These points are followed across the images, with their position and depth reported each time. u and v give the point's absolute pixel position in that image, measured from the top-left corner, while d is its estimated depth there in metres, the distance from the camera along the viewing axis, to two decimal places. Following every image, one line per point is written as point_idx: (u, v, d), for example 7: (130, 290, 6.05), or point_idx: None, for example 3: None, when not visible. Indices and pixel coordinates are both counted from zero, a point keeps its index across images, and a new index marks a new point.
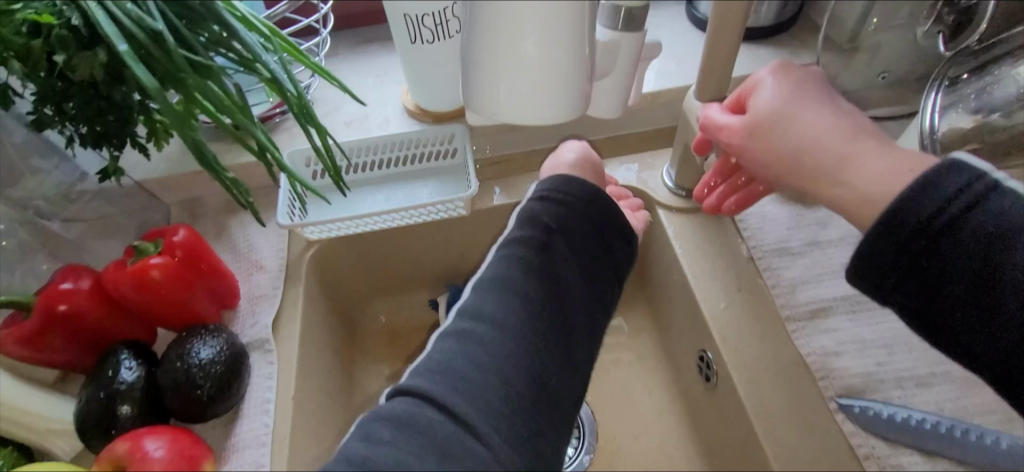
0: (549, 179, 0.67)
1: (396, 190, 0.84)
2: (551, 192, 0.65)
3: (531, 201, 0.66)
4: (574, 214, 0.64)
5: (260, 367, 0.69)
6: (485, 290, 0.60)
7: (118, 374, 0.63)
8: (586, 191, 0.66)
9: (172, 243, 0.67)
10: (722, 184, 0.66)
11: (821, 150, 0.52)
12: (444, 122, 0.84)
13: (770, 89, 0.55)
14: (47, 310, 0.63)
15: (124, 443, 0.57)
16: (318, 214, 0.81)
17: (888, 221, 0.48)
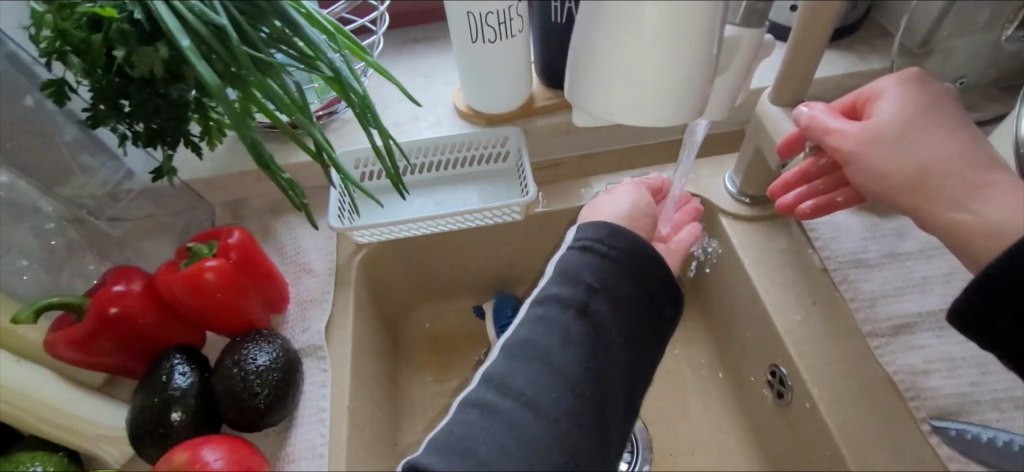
0: (588, 227, 0.61)
1: (448, 195, 0.81)
2: (596, 244, 0.60)
3: (569, 252, 0.60)
4: (619, 271, 0.59)
5: (314, 374, 0.67)
6: (516, 357, 0.56)
7: (171, 380, 0.60)
8: (631, 248, 0.60)
9: (227, 245, 0.65)
10: (804, 185, 0.64)
11: (933, 174, 0.54)
12: (496, 124, 0.80)
13: (894, 102, 0.56)
14: (99, 314, 0.61)
15: (182, 453, 0.54)
16: (368, 217, 0.79)
17: (999, 265, 0.51)
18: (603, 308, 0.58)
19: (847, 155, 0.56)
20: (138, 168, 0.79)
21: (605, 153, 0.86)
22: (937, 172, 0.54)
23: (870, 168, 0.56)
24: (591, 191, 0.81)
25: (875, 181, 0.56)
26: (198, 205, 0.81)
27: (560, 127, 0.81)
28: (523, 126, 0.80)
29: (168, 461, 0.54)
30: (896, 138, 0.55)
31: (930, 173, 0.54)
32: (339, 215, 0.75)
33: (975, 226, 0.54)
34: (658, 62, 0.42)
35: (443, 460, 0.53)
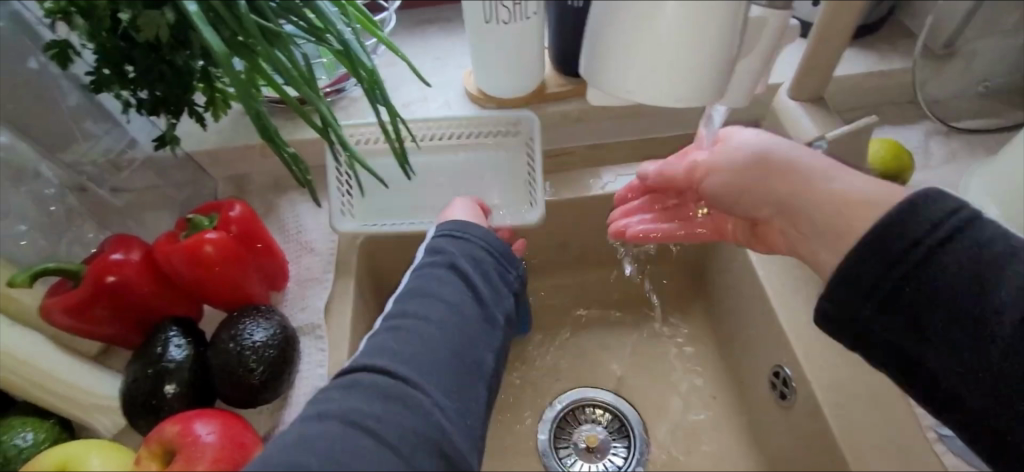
0: (447, 222, 0.63)
1: (455, 181, 0.78)
2: (457, 231, 0.61)
3: (430, 243, 0.61)
4: (480, 250, 0.60)
5: (312, 353, 0.66)
6: (412, 294, 0.56)
7: (166, 352, 0.60)
8: (487, 235, 0.61)
9: (229, 218, 0.64)
10: (654, 210, 0.70)
11: (805, 167, 0.53)
12: (508, 109, 0.79)
13: (750, 132, 0.59)
14: (97, 281, 0.60)
15: (173, 425, 0.52)
16: (370, 195, 0.77)
17: (881, 232, 0.47)
18: (468, 269, 0.58)
19: (772, 161, 0.55)
20: (142, 138, 0.77)
21: (615, 143, 0.84)
22: (790, 169, 0.54)
23: (716, 181, 0.60)
24: (597, 180, 0.81)
25: (727, 191, 0.59)
26: (200, 178, 0.80)
27: (571, 114, 0.79)
28: (534, 112, 0.78)
29: (159, 433, 0.53)
30: (765, 149, 0.56)
31: (824, 172, 0.53)
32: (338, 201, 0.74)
33: (836, 198, 0.51)
34: (675, 57, 0.41)
35: (368, 371, 0.50)
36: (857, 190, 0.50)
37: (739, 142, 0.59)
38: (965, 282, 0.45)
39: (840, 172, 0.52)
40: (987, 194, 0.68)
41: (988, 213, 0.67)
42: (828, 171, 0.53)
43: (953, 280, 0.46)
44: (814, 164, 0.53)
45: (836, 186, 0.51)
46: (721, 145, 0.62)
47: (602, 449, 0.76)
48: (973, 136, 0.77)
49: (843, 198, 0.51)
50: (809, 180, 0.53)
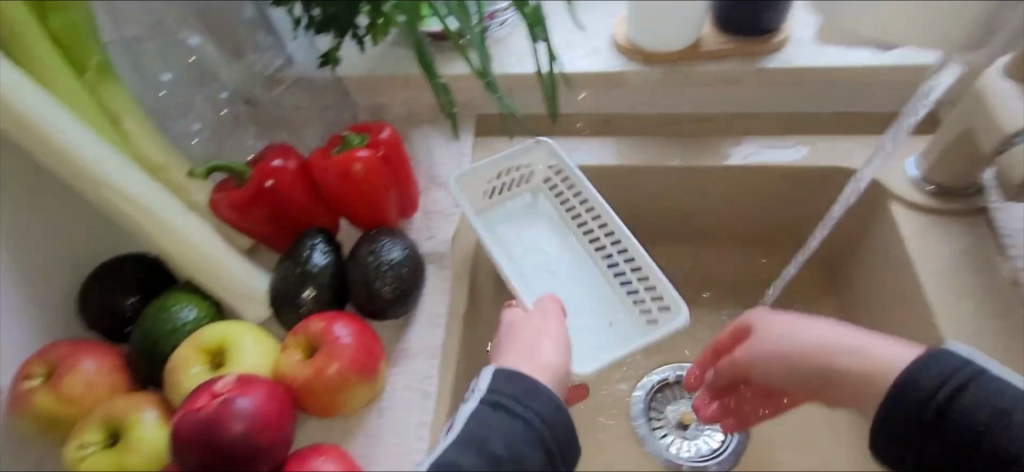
0: (503, 375, 0.53)
1: (568, 264, 0.72)
2: (502, 399, 0.51)
3: (478, 407, 0.52)
4: (520, 433, 0.50)
5: (435, 281, 0.68)
6: (466, 447, 0.50)
7: (311, 256, 0.64)
8: (555, 412, 0.52)
9: (377, 140, 0.66)
10: (714, 401, 0.62)
11: (832, 343, 0.52)
12: (657, 63, 0.74)
13: (774, 318, 0.55)
14: (258, 184, 0.65)
15: (319, 322, 0.57)
16: (503, 209, 0.75)
17: (901, 391, 0.48)
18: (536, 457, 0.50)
19: (817, 356, 0.52)
20: (298, 56, 0.79)
21: (763, 115, 0.78)
22: (845, 337, 0.52)
23: (771, 374, 0.54)
24: (738, 147, 0.75)
25: (784, 375, 0.53)
26: (344, 103, 0.81)
27: (726, 76, 0.73)
28: (684, 70, 0.73)
29: (305, 326, 0.57)
30: (786, 328, 0.54)
31: (831, 344, 0.52)
32: (491, 183, 0.74)
33: (870, 377, 0.50)
34: (927, 11, 0.57)
35: None
36: (878, 350, 0.50)
37: (766, 324, 0.55)
38: (962, 443, 0.47)
39: (849, 335, 0.52)
40: None
41: None
42: (855, 344, 0.52)
43: (960, 439, 0.47)
44: (817, 341, 0.52)
45: (847, 364, 0.51)
46: (754, 341, 0.55)
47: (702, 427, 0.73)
48: None
49: (874, 365, 0.50)
50: (837, 351, 0.51)
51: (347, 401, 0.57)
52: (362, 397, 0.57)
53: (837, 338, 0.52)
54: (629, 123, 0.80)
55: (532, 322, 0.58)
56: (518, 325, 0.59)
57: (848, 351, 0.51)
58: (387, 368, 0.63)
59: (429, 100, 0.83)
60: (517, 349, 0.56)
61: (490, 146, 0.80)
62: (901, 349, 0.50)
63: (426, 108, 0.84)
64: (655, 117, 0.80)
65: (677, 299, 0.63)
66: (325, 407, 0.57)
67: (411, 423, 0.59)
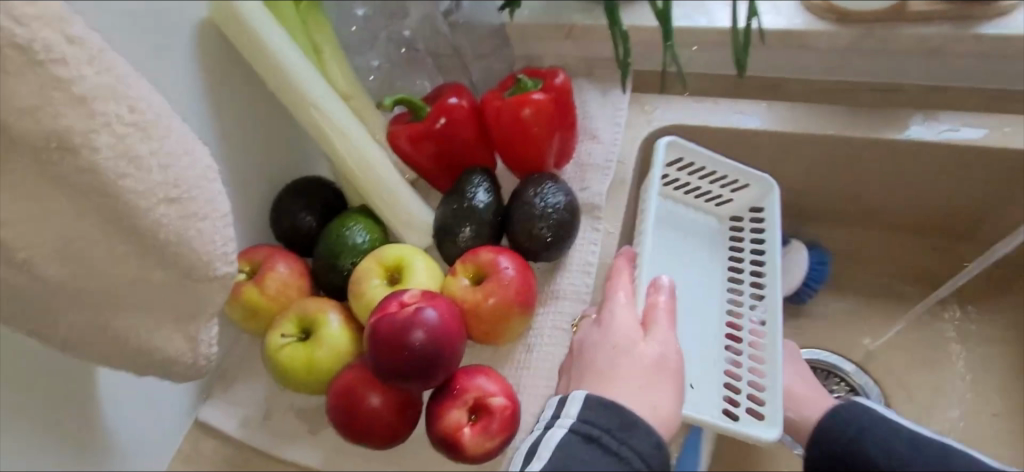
0: (598, 403, 0.47)
1: (697, 300, 0.67)
2: (593, 428, 0.46)
3: (569, 434, 0.46)
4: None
5: (586, 230, 0.69)
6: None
7: (477, 193, 0.67)
8: (652, 451, 0.45)
9: (549, 85, 0.68)
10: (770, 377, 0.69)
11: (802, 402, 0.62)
12: (849, 23, 0.68)
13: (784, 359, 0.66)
14: (433, 121, 0.69)
15: (488, 253, 0.60)
16: (667, 209, 0.73)
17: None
18: None
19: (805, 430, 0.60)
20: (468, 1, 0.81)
21: (961, 90, 0.70)
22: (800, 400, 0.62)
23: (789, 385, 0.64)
24: (928, 122, 0.68)
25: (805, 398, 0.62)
26: (505, 51, 0.82)
27: (927, 42, 0.66)
28: (880, 33, 0.67)
29: (474, 256, 0.61)
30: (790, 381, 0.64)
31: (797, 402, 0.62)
32: (687, 176, 0.71)
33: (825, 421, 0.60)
34: None
35: None
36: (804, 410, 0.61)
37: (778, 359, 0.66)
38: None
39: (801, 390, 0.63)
40: None
41: None
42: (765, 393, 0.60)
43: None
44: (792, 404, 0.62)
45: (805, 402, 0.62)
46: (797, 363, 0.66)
47: None
48: None
49: None
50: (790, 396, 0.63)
51: (505, 332, 0.61)
52: (518, 329, 0.61)
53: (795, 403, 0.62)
54: (801, 89, 0.75)
55: (642, 347, 0.51)
56: (629, 342, 0.51)
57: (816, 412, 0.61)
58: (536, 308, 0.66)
59: (587, 53, 0.83)
60: (624, 378, 0.49)
61: (645, 103, 0.79)
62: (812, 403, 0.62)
63: (582, 61, 0.84)
64: (832, 84, 0.75)
65: (776, 414, 0.58)
66: (484, 335, 0.61)
67: (560, 360, 0.62)
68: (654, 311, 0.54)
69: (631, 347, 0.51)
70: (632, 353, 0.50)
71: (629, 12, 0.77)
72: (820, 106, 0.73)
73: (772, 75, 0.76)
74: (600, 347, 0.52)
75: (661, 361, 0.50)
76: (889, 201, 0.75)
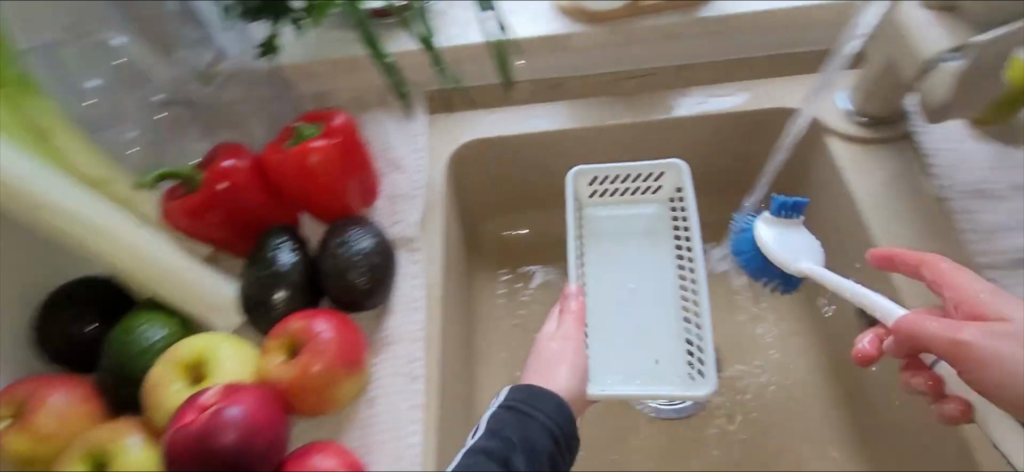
0: (522, 385, 0.51)
1: (646, 298, 0.66)
2: (518, 404, 0.50)
3: (499, 411, 0.50)
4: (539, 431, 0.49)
5: (407, 265, 0.68)
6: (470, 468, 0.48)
7: (279, 256, 0.62)
8: (559, 413, 0.50)
9: (331, 128, 0.65)
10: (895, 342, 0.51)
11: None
12: (599, 23, 0.76)
13: (1014, 306, 0.48)
14: (212, 188, 0.62)
15: (297, 321, 0.57)
16: (602, 213, 0.71)
17: None
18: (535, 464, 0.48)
19: None
20: (229, 50, 0.77)
21: (704, 64, 0.80)
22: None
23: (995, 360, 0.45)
24: (683, 99, 0.78)
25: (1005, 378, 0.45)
26: (285, 94, 0.78)
27: (668, 30, 0.75)
28: (626, 28, 0.75)
29: (284, 327, 0.57)
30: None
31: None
32: (610, 186, 0.70)
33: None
34: None
35: None
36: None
37: (1012, 304, 0.48)
38: None
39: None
40: None
41: None
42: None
43: None
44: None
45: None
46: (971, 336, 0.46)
47: None
48: None
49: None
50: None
51: (337, 397, 0.57)
52: (351, 390, 0.58)
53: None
54: (578, 84, 0.81)
55: (551, 342, 0.56)
56: (544, 339, 0.57)
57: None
58: (370, 359, 0.63)
59: (375, 81, 0.81)
60: (542, 362, 0.55)
61: (441, 123, 0.79)
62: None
63: (372, 90, 0.81)
64: (603, 76, 0.81)
65: (713, 376, 0.58)
66: (315, 407, 0.57)
67: (403, 408, 0.60)
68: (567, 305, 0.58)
69: (546, 344, 0.56)
70: (550, 344, 0.56)
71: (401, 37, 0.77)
72: (597, 99, 0.79)
73: (551, 75, 0.81)
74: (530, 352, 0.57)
75: (567, 345, 0.56)
76: None
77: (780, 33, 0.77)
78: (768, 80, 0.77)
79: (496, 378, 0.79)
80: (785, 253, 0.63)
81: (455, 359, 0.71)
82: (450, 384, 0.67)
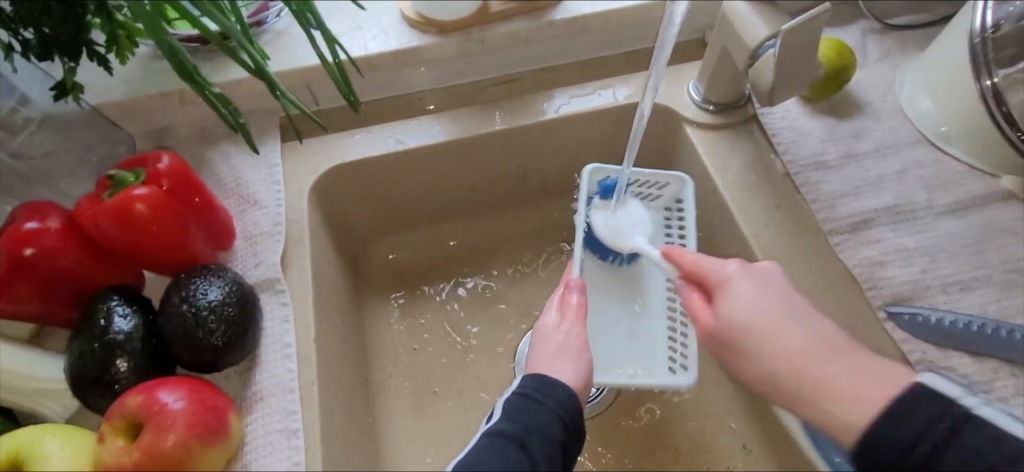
0: (534, 372, 0.52)
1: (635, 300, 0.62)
2: (533, 392, 0.50)
3: (511, 398, 0.51)
4: (551, 421, 0.49)
5: (273, 310, 0.62)
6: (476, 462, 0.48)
7: (111, 323, 0.54)
8: (570, 401, 0.50)
9: (157, 172, 0.58)
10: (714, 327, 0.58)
11: (806, 365, 0.49)
12: (450, 34, 0.74)
13: (749, 289, 0.51)
14: (16, 257, 0.54)
15: (136, 396, 0.49)
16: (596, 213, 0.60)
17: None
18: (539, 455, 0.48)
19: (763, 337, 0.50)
20: (33, 92, 0.66)
21: (565, 65, 0.81)
22: (830, 351, 0.49)
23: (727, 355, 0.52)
24: (549, 102, 0.78)
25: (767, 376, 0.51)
26: (115, 134, 0.72)
27: (518, 35, 0.75)
28: (478, 35, 0.74)
29: (120, 406, 0.49)
30: (752, 327, 0.50)
31: (824, 354, 0.49)
32: (631, 186, 0.62)
33: (836, 393, 0.48)
34: None
35: None
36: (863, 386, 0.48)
37: (743, 292, 0.51)
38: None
39: (843, 343, 0.50)
40: (920, 85, 0.71)
41: (923, 105, 0.71)
42: (864, 361, 0.49)
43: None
44: (778, 371, 0.50)
45: (823, 376, 0.49)
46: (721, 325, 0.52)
47: None
48: (905, 31, 0.78)
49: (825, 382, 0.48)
50: (808, 364, 0.49)
51: None
52: (215, 462, 0.51)
53: (789, 364, 0.49)
54: (443, 95, 0.80)
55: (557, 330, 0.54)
56: (545, 333, 0.55)
57: (841, 385, 0.48)
58: (241, 420, 0.56)
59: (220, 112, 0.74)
60: (545, 352, 0.53)
61: (300, 150, 0.74)
62: (879, 377, 0.48)
63: (219, 122, 0.75)
64: (467, 86, 0.80)
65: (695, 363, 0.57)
66: None
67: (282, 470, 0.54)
68: (565, 303, 0.55)
69: (550, 335, 0.54)
70: (553, 334, 0.54)
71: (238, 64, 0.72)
72: (463, 110, 0.78)
73: (414, 90, 0.79)
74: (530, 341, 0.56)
75: (569, 340, 0.53)
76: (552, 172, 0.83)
77: (629, 30, 0.79)
78: (626, 76, 0.79)
79: (400, 409, 0.75)
80: (619, 238, 0.59)
81: (346, 399, 0.66)
82: (340, 429, 0.62)
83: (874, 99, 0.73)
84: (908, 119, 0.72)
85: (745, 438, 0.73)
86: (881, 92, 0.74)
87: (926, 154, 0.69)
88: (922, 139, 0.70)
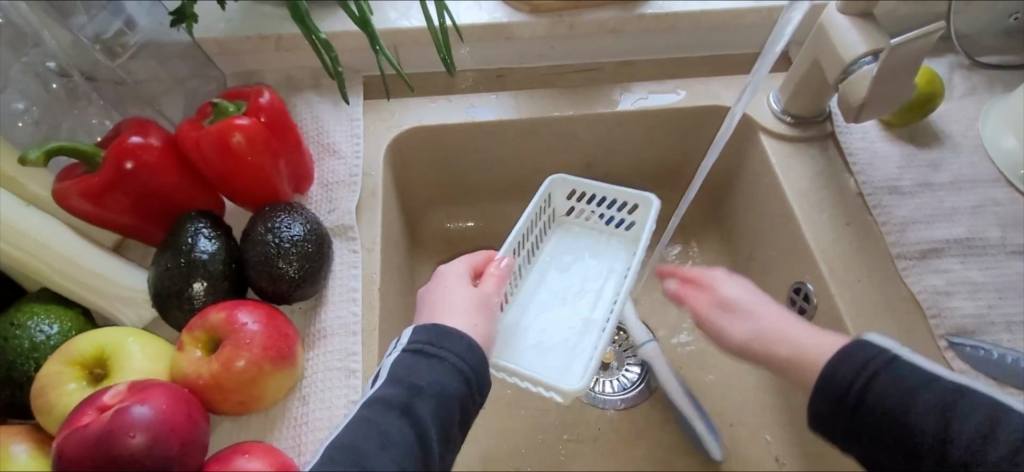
0: (423, 326, 0.51)
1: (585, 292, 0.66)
2: (425, 349, 0.49)
3: (399, 355, 0.50)
4: (445, 375, 0.48)
5: (344, 255, 0.64)
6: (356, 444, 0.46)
7: (196, 244, 0.56)
8: (471, 352, 0.50)
9: (257, 105, 0.60)
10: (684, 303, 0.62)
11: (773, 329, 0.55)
12: (541, 14, 0.75)
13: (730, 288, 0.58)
14: (118, 167, 0.56)
15: (217, 311, 0.51)
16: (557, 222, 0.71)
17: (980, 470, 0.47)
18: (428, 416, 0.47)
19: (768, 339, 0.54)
20: (141, 18, 0.70)
21: (647, 61, 0.82)
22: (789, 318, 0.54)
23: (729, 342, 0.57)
24: (626, 94, 0.79)
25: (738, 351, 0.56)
26: (207, 70, 0.72)
27: (607, 24, 0.76)
28: (568, 20, 0.75)
29: (200, 319, 0.51)
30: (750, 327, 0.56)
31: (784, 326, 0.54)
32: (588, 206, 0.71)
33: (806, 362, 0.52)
34: None
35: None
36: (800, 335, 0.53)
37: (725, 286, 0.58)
38: None
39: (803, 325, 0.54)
40: (1005, 125, 0.71)
41: (1006, 145, 0.70)
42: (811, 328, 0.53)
43: None
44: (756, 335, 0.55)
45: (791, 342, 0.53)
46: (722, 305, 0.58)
47: (617, 364, 0.78)
48: (993, 72, 0.78)
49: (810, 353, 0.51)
50: (791, 331, 0.53)
51: (263, 395, 0.52)
52: (281, 386, 0.52)
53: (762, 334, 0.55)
54: (523, 74, 0.81)
55: (475, 293, 0.54)
56: (455, 285, 0.54)
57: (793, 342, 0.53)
58: (304, 354, 0.58)
59: (308, 63, 0.77)
60: (452, 308, 0.53)
61: (383, 109, 0.77)
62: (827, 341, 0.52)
63: (306, 71, 0.77)
64: (546, 68, 0.82)
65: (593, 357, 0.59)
66: (238, 406, 0.52)
67: (339, 406, 0.55)
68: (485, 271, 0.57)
69: (454, 286, 0.54)
70: (465, 289, 0.54)
71: (336, 18, 0.74)
72: (541, 91, 0.79)
73: (495, 66, 0.81)
74: (428, 291, 0.55)
75: (485, 300, 0.54)
76: (612, 164, 0.84)
77: (714, 35, 0.80)
78: (707, 79, 0.80)
79: None
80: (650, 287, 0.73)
81: None
82: None
83: (955, 133, 0.73)
84: (988, 156, 0.71)
85: (778, 451, 0.73)
86: (963, 127, 0.74)
87: (1004, 193, 0.69)
88: (1001, 178, 0.70)
